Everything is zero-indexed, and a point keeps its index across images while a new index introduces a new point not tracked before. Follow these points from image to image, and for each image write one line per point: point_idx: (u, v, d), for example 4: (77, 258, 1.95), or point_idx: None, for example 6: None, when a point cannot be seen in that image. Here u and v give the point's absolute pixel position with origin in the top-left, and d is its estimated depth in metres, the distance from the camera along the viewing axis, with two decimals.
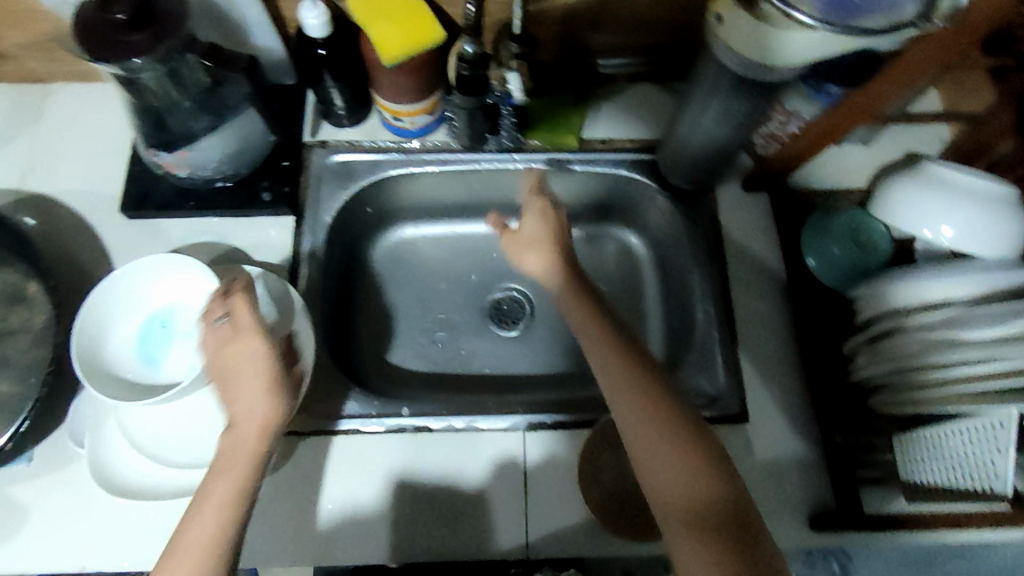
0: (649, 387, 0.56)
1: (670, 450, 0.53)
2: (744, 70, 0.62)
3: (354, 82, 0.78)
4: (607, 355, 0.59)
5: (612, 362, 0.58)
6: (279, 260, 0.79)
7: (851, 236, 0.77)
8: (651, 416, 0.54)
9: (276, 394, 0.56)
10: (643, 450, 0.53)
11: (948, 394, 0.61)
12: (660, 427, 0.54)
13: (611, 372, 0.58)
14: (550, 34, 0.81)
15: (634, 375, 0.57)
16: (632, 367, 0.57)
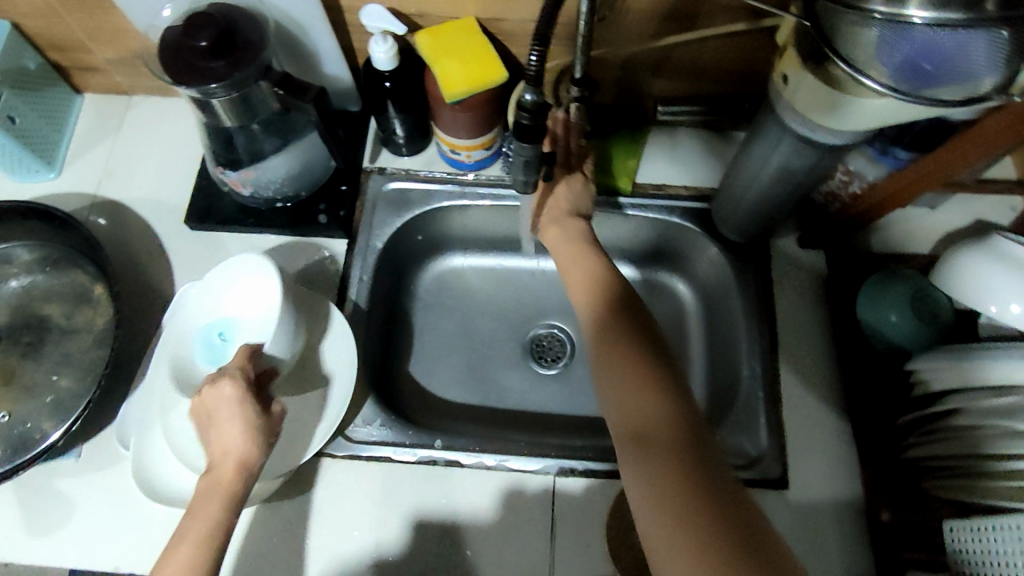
0: (659, 405, 0.57)
1: (691, 489, 0.51)
2: (806, 130, 0.61)
3: (415, 114, 0.80)
4: (636, 392, 0.59)
5: (629, 377, 0.60)
6: (328, 281, 0.80)
7: (913, 302, 0.72)
8: (654, 434, 0.55)
9: (253, 435, 0.61)
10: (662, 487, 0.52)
11: (1012, 487, 0.58)
12: (665, 443, 0.54)
13: (630, 391, 0.59)
14: (611, 78, 0.81)
15: (647, 395, 0.58)
16: (650, 385, 0.59)
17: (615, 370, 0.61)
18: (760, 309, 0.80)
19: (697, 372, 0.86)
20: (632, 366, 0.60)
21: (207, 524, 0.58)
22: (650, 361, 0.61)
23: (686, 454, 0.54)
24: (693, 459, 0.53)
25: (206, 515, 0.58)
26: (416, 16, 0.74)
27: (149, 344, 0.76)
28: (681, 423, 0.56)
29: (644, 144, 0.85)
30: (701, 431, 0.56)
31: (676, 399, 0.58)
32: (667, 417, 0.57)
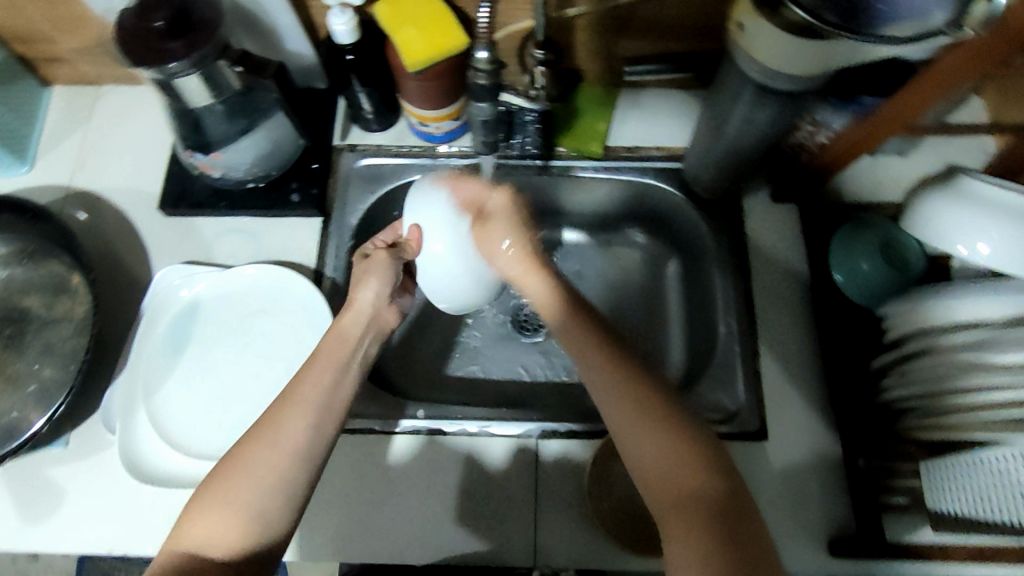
0: (694, 480, 0.49)
1: (669, 450, 0.50)
2: (765, 78, 0.61)
3: (381, 87, 0.80)
4: (596, 363, 0.55)
5: (652, 438, 0.51)
6: (305, 260, 0.81)
7: (883, 251, 0.74)
8: (693, 521, 0.47)
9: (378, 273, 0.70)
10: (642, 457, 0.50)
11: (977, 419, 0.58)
12: (707, 532, 0.46)
13: (653, 456, 0.50)
14: (576, 41, 0.81)
15: (676, 463, 0.49)
16: (677, 449, 0.50)
17: (631, 428, 0.52)
18: (736, 266, 0.80)
19: (678, 333, 0.87)
20: (642, 420, 0.51)
21: (288, 437, 0.55)
22: (673, 416, 0.51)
23: (733, 547, 0.45)
24: (745, 550, 0.45)
25: (282, 437, 0.54)
26: None
27: (130, 331, 0.77)
28: (721, 505, 0.47)
29: (613, 106, 0.86)
30: (742, 510, 0.48)
31: (711, 467, 0.49)
32: (703, 492, 0.48)
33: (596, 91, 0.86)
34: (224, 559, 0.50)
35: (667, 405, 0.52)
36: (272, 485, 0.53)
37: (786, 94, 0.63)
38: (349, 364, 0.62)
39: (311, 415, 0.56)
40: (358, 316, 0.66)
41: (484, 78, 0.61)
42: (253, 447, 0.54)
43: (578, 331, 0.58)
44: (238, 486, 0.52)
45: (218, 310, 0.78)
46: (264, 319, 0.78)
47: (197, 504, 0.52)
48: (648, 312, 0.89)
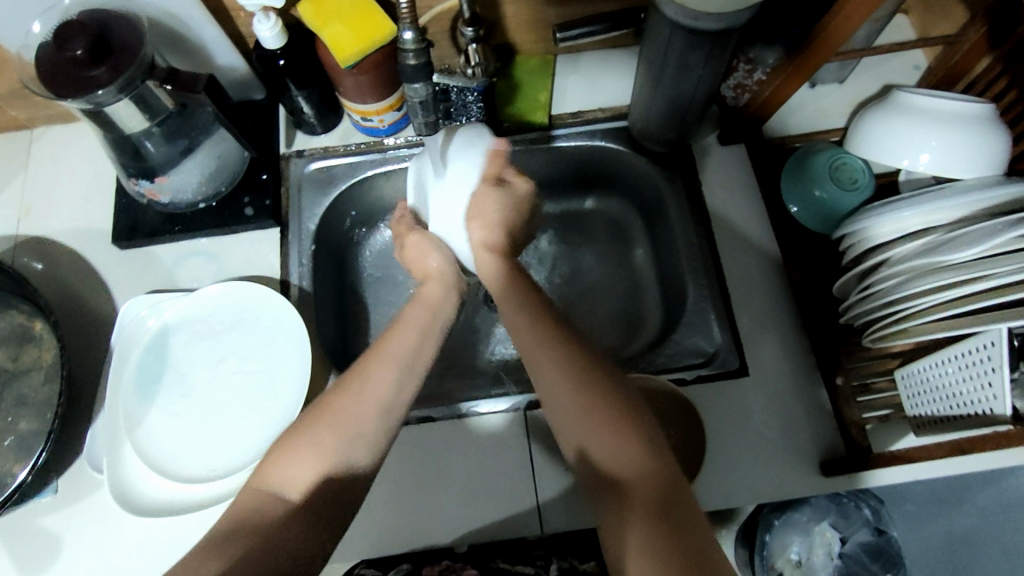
0: (640, 470, 0.48)
1: (600, 431, 0.50)
2: (691, 21, 0.62)
3: (319, 88, 0.79)
4: (536, 349, 0.56)
5: (599, 433, 0.50)
6: (270, 272, 0.81)
7: (830, 175, 0.77)
8: (636, 513, 0.46)
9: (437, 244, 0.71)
10: (580, 437, 0.51)
11: (934, 321, 0.59)
12: (652, 521, 0.45)
13: (602, 448, 0.50)
14: (505, 15, 0.81)
15: (624, 455, 0.49)
16: (627, 440, 0.49)
17: (582, 423, 0.51)
18: (694, 213, 0.81)
19: (647, 287, 0.89)
20: (587, 415, 0.51)
21: (376, 387, 0.58)
22: (615, 411, 0.51)
23: (676, 534, 0.45)
24: (688, 537, 0.44)
25: (371, 388, 0.58)
26: None
27: (103, 370, 0.76)
28: (661, 490, 0.47)
29: (552, 74, 0.86)
30: (684, 498, 0.47)
31: (658, 456, 0.49)
32: (647, 480, 0.48)
33: (534, 62, 0.86)
34: (305, 504, 0.53)
35: (615, 395, 0.52)
36: (360, 433, 0.56)
37: (716, 36, 0.64)
38: (430, 326, 0.65)
39: (395, 368, 0.59)
40: (436, 282, 0.69)
41: (413, 58, 0.61)
42: (341, 399, 0.57)
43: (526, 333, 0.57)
44: (323, 433, 0.55)
45: (190, 334, 0.78)
46: (238, 337, 0.78)
47: (280, 451, 0.55)
48: (617, 273, 0.91)
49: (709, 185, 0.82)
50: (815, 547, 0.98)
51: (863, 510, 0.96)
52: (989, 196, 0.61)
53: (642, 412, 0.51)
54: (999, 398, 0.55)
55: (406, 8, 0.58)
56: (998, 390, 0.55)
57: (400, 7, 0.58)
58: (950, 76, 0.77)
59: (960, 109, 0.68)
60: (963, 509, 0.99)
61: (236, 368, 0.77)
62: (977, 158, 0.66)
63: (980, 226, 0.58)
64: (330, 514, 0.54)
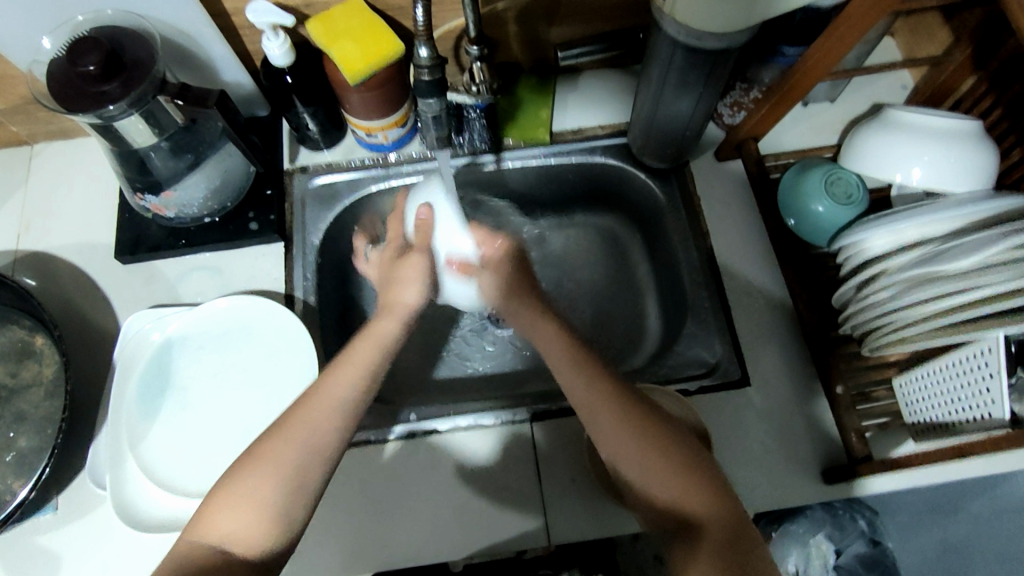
0: (724, 534, 0.51)
1: (672, 482, 0.53)
2: (693, 41, 0.63)
3: (325, 104, 0.80)
4: (593, 394, 0.56)
5: (655, 470, 0.53)
6: (273, 287, 0.81)
7: (824, 188, 0.77)
8: (705, 552, 0.50)
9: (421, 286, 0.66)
10: (643, 481, 0.54)
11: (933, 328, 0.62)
12: (721, 561, 0.49)
13: (659, 488, 0.53)
14: (508, 35, 0.82)
15: (695, 502, 0.52)
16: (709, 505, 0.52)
17: (655, 488, 0.53)
18: (692, 228, 0.83)
19: (645, 301, 0.91)
20: (672, 480, 0.53)
21: (314, 437, 0.56)
22: (703, 479, 0.53)
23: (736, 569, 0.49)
24: None
25: (307, 438, 0.56)
26: (303, 6, 0.74)
27: (104, 388, 0.75)
28: (730, 543, 0.50)
29: (553, 93, 0.88)
30: (748, 547, 0.50)
31: (721, 499, 0.52)
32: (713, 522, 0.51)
33: (535, 80, 0.88)
34: (246, 555, 0.53)
35: (677, 445, 0.54)
36: (296, 487, 0.55)
37: (720, 55, 0.66)
38: (378, 366, 0.60)
39: (337, 417, 0.57)
40: (399, 318, 0.64)
41: (428, 74, 0.62)
42: (276, 448, 0.56)
43: (576, 373, 0.57)
44: (261, 487, 0.54)
45: (193, 350, 0.77)
46: (242, 352, 0.78)
47: (212, 501, 0.55)
48: (615, 287, 0.93)
49: (706, 200, 0.84)
50: (811, 560, 0.97)
51: (858, 521, 0.98)
52: (979, 209, 0.64)
53: (710, 472, 0.54)
54: (998, 402, 0.58)
55: (422, 24, 0.59)
56: (997, 396, 0.58)
57: (416, 23, 0.59)
58: (937, 94, 0.80)
59: (949, 125, 0.70)
60: (958, 518, 1.01)
61: (240, 384, 0.77)
62: (965, 171, 0.69)
63: (974, 237, 0.61)
64: (266, 560, 0.54)
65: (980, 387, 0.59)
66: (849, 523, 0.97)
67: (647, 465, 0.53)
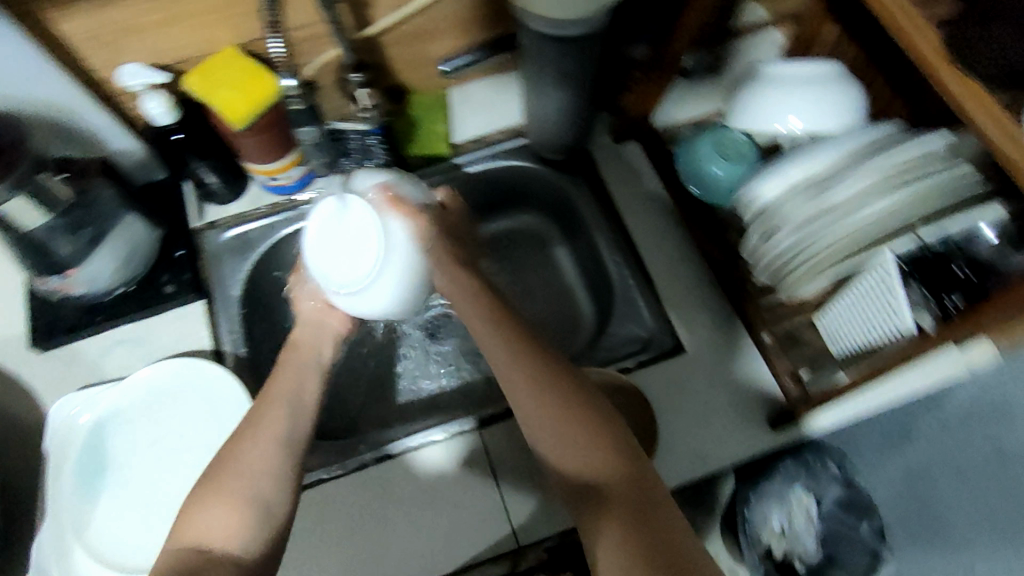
0: (629, 498, 0.51)
1: (580, 443, 0.54)
2: (555, 31, 0.66)
3: (221, 157, 0.81)
4: (508, 361, 0.57)
5: (561, 432, 0.54)
6: (201, 346, 0.79)
7: (716, 151, 0.80)
8: (612, 511, 0.51)
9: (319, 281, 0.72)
10: (551, 442, 0.55)
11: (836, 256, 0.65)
12: (628, 520, 0.50)
13: (566, 450, 0.54)
14: (389, 57, 0.84)
15: (602, 462, 0.53)
16: (615, 471, 0.53)
17: (569, 462, 0.54)
18: (604, 212, 0.85)
19: (577, 291, 0.92)
20: (583, 452, 0.53)
21: (275, 422, 0.59)
22: (613, 446, 0.54)
23: (642, 526, 0.50)
24: (664, 547, 0.48)
25: (269, 429, 0.59)
26: (175, 62, 0.74)
27: (39, 482, 0.73)
28: (636, 501, 0.51)
29: (447, 108, 0.90)
30: (655, 505, 0.51)
31: (628, 457, 0.53)
32: (618, 479, 0.52)
33: (428, 99, 0.90)
34: (227, 551, 0.53)
35: (585, 406, 0.55)
36: (272, 473, 0.57)
37: (587, 41, 0.68)
38: (315, 370, 0.66)
39: (290, 405, 0.61)
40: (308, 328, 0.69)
41: None
42: (245, 442, 0.58)
43: (496, 346, 0.59)
44: (233, 481, 0.55)
45: (127, 426, 0.75)
46: (180, 419, 0.76)
47: (208, 496, 0.55)
48: (545, 282, 0.94)
49: (613, 183, 0.86)
50: (794, 513, 0.96)
51: (829, 466, 0.98)
52: (858, 141, 0.68)
53: (616, 430, 0.55)
54: (899, 313, 0.59)
55: None
56: (896, 305, 0.58)
57: None
58: (803, 45, 0.84)
59: (815, 70, 0.74)
60: (914, 442, 1.05)
61: (181, 450, 0.76)
62: (837, 110, 0.72)
63: (855, 164, 0.66)
64: (254, 560, 0.53)
65: (882, 296, 0.60)
66: (825, 467, 0.97)
67: (563, 440, 0.54)
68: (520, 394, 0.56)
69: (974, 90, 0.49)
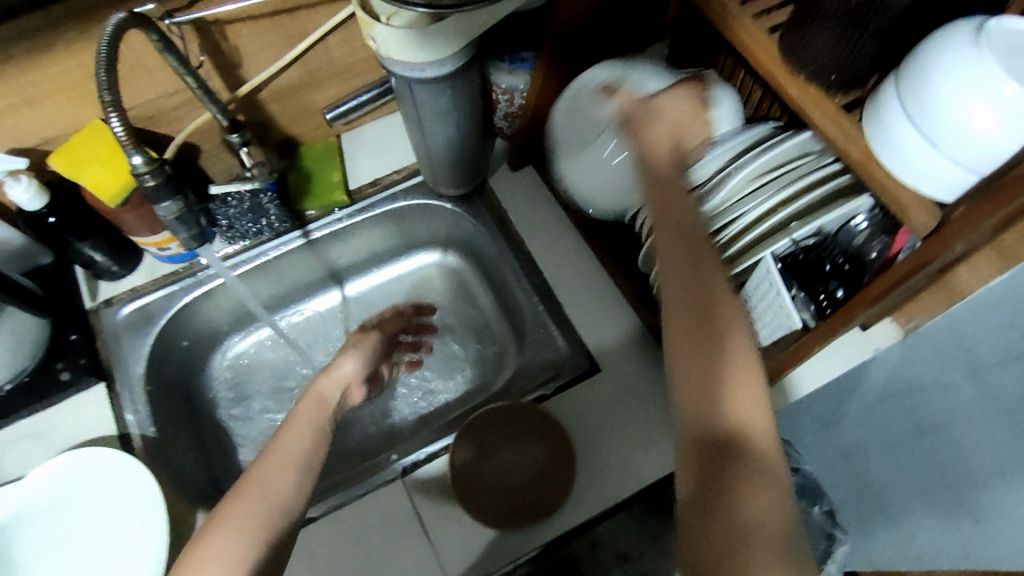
0: (737, 460, 0.44)
1: (715, 383, 0.45)
2: (415, 74, 0.65)
3: (104, 233, 0.78)
4: (673, 258, 0.49)
5: (703, 365, 0.46)
6: (103, 432, 0.75)
7: (605, 168, 0.80)
8: (713, 480, 0.44)
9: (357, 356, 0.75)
10: (698, 379, 0.46)
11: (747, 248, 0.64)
12: (734, 501, 0.43)
13: (698, 387, 0.46)
14: (272, 114, 0.84)
15: (738, 408, 0.46)
16: (723, 367, 0.46)
17: (698, 340, 0.47)
18: (509, 242, 0.86)
19: (495, 323, 0.91)
20: (715, 345, 0.46)
21: (273, 489, 0.53)
22: (739, 395, 0.46)
23: (746, 508, 0.43)
24: (778, 536, 0.42)
25: (269, 493, 0.52)
26: (40, 144, 0.71)
27: None
28: (753, 475, 0.44)
29: (340, 156, 0.89)
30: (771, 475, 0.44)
31: (767, 408, 0.46)
32: (759, 431, 0.45)
33: (319, 148, 0.89)
34: None
35: (734, 335, 0.47)
36: (257, 542, 0.49)
37: (457, 76, 0.69)
38: (321, 421, 0.62)
39: (294, 469, 0.55)
40: (333, 380, 0.69)
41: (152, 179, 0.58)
42: (239, 503, 0.51)
43: (678, 237, 0.50)
44: (219, 545, 0.48)
45: (27, 529, 0.72)
46: (83, 515, 0.72)
47: (198, 551, 0.49)
48: (463, 317, 0.93)
49: (513, 211, 0.86)
50: None
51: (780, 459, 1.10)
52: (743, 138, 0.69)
53: (754, 371, 0.47)
54: (788, 313, 0.60)
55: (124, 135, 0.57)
56: (785, 307, 0.60)
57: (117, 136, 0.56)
58: None
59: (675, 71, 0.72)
60: None
61: (86, 550, 0.71)
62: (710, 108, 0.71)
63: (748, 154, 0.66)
64: None
65: (775, 302, 0.62)
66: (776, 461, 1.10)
67: (700, 321, 0.47)
68: (697, 252, 0.49)
69: (810, 93, 0.50)
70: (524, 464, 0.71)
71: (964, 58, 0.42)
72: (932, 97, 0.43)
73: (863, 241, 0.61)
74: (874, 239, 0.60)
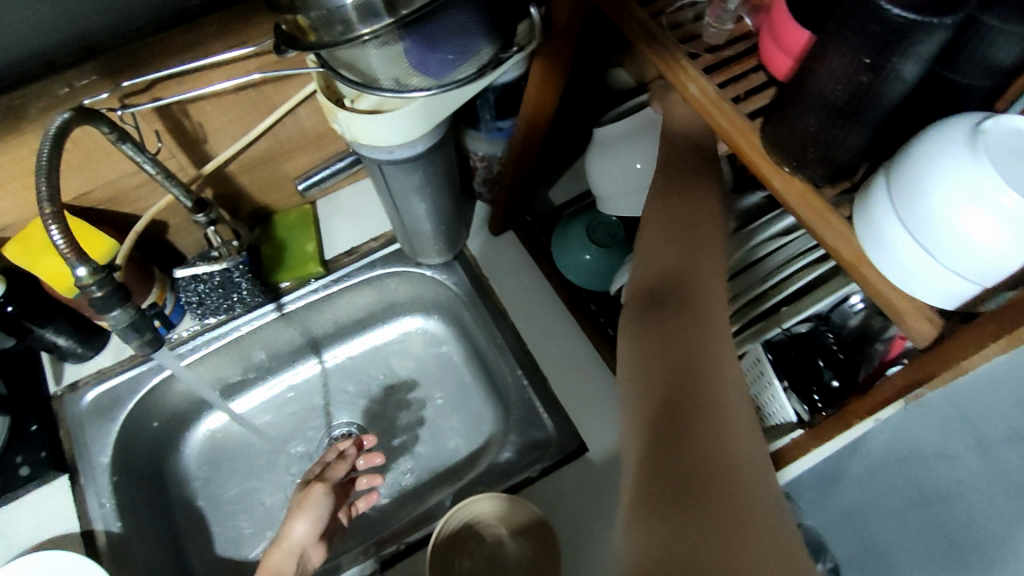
0: (696, 315, 0.52)
1: (665, 332, 0.51)
2: (381, 156, 0.62)
3: (67, 318, 0.74)
4: (657, 248, 0.58)
5: (661, 323, 0.52)
6: (64, 532, 0.71)
7: (587, 236, 0.76)
8: (654, 408, 0.47)
9: (312, 514, 0.64)
10: (659, 327, 0.52)
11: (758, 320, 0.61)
12: (668, 423, 0.45)
13: (659, 337, 0.51)
14: (242, 186, 0.81)
15: (681, 339, 0.50)
16: (695, 276, 0.55)
17: (679, 250, 0.57)
18: (490, 311, 0.82)
19: (478, 391, 0.87)
20: (691, 248, 0.57)
21: None
22: (717, 371, 0.48)
23: (683, 428, 0.44)
24: (708, 457, 0.43)
25: None
26: None
27: None
28: (691, 399, 0.46)
29: (316, 224, 0.87)
30: (717, 412, 0.46)
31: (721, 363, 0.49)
32: (707, 369, 0.48)
33: (293, 218, 0.87)
34: None
35: (698, 301, 0.53)
36: None
37: (431, 154, 0.66)
38: None
39: None
40: (284, 552, 0.61)
41: (99, 290, 0.53)
42: None
43: (655, 229, 0.60)
44: None
45: None
46: None
47: None
48: (449, 386, 0.89)
49: (495, 278, 0.83)
50: None
51: None
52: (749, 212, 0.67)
53: (715, 328, 0.51)
54: (782, 404, 0.57)
55: (65, 242, 0.52)
56: (776, 394, 0.58)
57: (59, 245, 0.52)
58: None
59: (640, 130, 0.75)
60: None
61: None
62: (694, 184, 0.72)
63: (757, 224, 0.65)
64: None
65: (768, 389, 0.59)
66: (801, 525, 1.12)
67: (680, 232, 0.58)
68: (693, 194, 0.60)
69: (801, 187, 0.47)
70: (508, 565, 0.65)
71: (963, 167, 0.38)
72: (926, 204, 0.40)
73: (859, 323, 0.61)
74: (871, 320, 0.60)
